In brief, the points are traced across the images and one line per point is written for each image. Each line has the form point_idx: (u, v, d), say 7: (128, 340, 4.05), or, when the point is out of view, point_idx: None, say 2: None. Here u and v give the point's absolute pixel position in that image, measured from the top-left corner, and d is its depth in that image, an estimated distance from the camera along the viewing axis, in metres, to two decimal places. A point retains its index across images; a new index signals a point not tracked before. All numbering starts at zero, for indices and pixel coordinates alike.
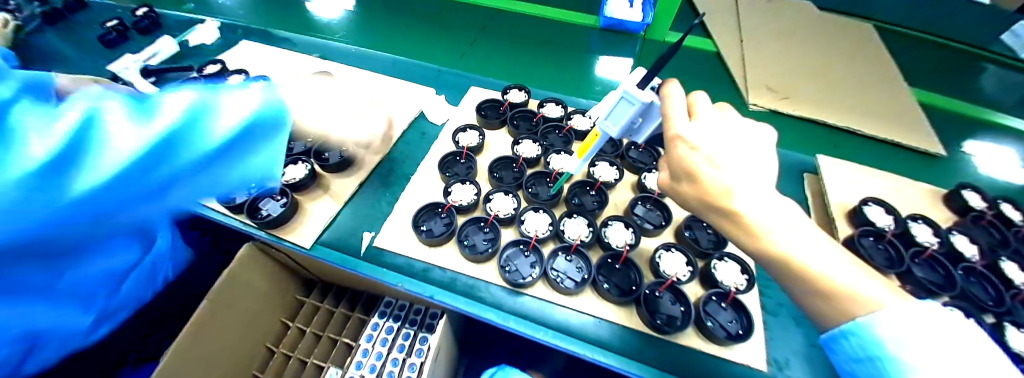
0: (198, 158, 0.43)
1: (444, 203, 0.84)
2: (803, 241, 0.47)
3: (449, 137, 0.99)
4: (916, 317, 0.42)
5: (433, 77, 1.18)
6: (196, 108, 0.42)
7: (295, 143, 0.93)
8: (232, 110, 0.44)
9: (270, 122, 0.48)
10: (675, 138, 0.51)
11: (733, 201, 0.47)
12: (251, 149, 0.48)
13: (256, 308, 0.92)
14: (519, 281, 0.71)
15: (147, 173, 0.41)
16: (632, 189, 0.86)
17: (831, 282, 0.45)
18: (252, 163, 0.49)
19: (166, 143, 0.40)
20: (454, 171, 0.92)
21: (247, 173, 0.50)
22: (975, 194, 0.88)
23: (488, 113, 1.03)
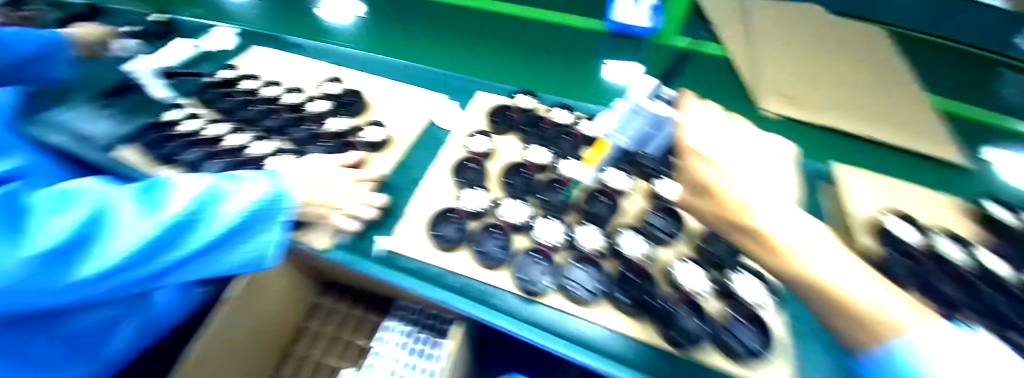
0: (193, 243, 0.58)
1: (457, 208, 0.84)
2: (825, 253, 0.46)
3: (461, 142, 0.99)
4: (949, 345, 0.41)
5: (444, 83, 1.19)
6: (197, 197, 0.59)
7: (313, 147, 0.98)
8: (239, 198, 0.62)
9: (263, 210, 0.65)
10: (690, 153, 0.52)
11: (757, 219, 0.46)
12: (252, 231, 0.65)
13: (272, 312, 0.93)
14: (532, 289, 0.71)
15: (158, 245, 0.55)
16: (646, 197, 0.86)
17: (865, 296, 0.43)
18: (244, 249, 0.65)
19: (170, 224, 0.55)
20: (465, 176, 0.90)
21: (238, 259, 0.65)
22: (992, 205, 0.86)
23: (498, 118, 1.03)
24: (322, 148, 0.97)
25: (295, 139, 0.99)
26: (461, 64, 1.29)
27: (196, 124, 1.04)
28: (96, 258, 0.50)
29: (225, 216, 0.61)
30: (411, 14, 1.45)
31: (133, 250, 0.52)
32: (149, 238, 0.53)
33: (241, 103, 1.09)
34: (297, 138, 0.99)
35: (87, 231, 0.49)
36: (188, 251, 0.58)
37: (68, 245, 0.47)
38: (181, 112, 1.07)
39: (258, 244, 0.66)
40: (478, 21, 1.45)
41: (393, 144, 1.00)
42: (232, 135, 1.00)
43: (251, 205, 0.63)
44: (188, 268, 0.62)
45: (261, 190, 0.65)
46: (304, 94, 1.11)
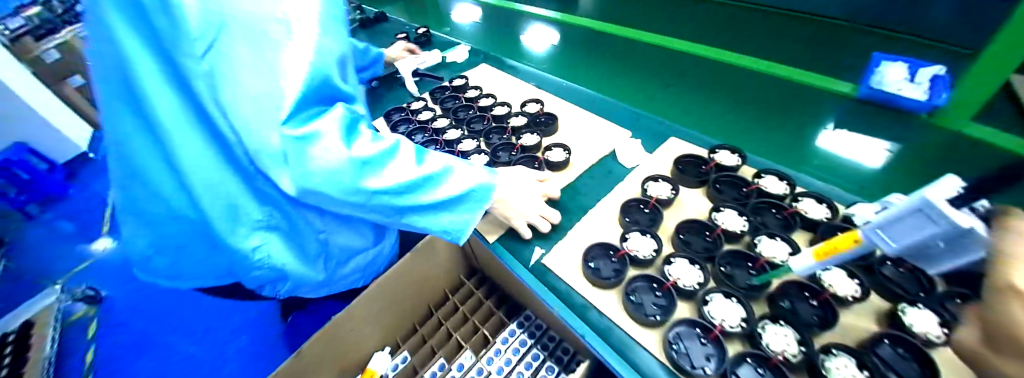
0: (419, 203, 0.71)
1: (619, 247, 0.80)
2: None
3: (638, 182, 0.95)
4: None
5: (631, 121, 1.16)
6: (434, 173, 0.70)
7: (503, 155, 1.10)
8: (463, 181, 0.74)
9: (476, 196, 0.75)
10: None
11: None
12: (457, 210, 0.76)
13: (429, 277, 1.12)
14: (688, 368, 0.60)
15: (397, 192, 0.67)
16: (878, 318, 0.63)
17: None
18: (443, 220, 0.76)
19: (412, 181, 0.67)
20: (634, 218, 0.87)
21: (435, 226, 0.77)
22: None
23: (685, 168, 0.94)
24: (509, 156, 1.10)
25: (492, 144, 1.14)
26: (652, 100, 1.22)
27: (429, 115, 1.31)
28: (354, 185, 0.62)
29: (446, 191, 0.72)
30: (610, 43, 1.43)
31: (381, 190, 0.65)
32: (395, 187, 0.66)
33: (460, 107, 1.33)
34: (494, 144, 1.14)
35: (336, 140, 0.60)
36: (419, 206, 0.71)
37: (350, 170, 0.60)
38: (419, 104, 1.36)
39: (457, 222, 0.77)
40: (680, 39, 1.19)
41: (571, 168, 1.04)
42: (449, 130, 1.22)
43: (462, 192, 0.74)
44: (406, 220, 0.74)
45: (475, 183, 0.75)
46: (508, 108, 1.26)
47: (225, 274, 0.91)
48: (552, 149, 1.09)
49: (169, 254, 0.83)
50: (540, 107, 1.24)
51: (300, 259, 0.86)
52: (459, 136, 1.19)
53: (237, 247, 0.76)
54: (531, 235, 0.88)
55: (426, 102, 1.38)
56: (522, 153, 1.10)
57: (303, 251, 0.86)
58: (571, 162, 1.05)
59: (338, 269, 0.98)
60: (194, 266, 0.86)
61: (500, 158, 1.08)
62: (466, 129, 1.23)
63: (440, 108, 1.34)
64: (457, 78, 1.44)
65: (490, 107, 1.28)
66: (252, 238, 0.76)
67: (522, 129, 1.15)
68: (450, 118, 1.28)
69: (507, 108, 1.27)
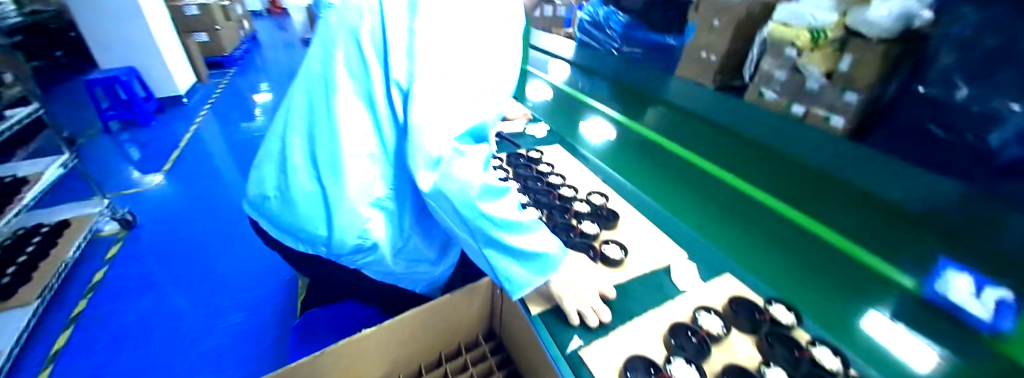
0: (505, 242, 0.86)
1: (661, 369, 0.83)
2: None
3: (687, 308, 0.97)
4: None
5: (690, 242, 1.13)
6: (527, 224, 0.88)
7: (562, 234, 1.17)
8: (542, 241, 0.90)
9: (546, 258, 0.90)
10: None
11: None
12: (527, 266, 0.90)
13: (456, 322, 1.15)
14: None
15: (495, 225, 0.84)
16: None
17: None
18: (512, 270, 0.90)
19: (509, 222, 0.84)
20: (680, 343, 0.87)
21: (504, 274, 0.90)
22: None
23: (738, 310, 0.94)
24: (566, 236, 1.16)
25: (554, 221, 1.22)
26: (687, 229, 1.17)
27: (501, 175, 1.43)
28: (473, 205, 0.81)
29: (528, 243, 0.88)
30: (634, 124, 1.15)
31: (487, 218, 0.82)
32: (498, 221, 0.83)
33: (531, 175, 1.42)
34: (557, 222, 1.21)
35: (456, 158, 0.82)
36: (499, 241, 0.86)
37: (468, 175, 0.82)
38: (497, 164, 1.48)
39: (523, 278, 0.90)
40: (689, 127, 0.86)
41: (624, 270, 1.07)
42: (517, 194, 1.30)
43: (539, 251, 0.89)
44: (489, 254, 0.89)
45: (548, 249, 0.90)
46: (575, 191, 1.34)
47: (312, 241, 1.09)
48: (609, 243, 1.14)
49: (291, 212, 1.05)
50: (604, 199, 1.31)
51: (386, 246, 1.06)
52: (526, 203, 1.27)
53: (350, 218, 0.96)
54: (578, 323, 0.92)
55: (502, 164, 1.50)
56: (579, 237, 1.16)
57: (393, 236, 1.06)
58: (625, 262, 1.09)
59: (402, 267, 1.16)
60: (301, 227, 1.07)
61: (561, 237, 1.15)
62: (531, 198, 1.32)
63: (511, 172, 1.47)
64: (533, 150, 1.58)
65: (559, 185, 1.37)
66: (364, 215, 0.97)
67: (584, 215, 1.22)
68: (520, 184, 1.37)
69: (575, 191, 1.35)
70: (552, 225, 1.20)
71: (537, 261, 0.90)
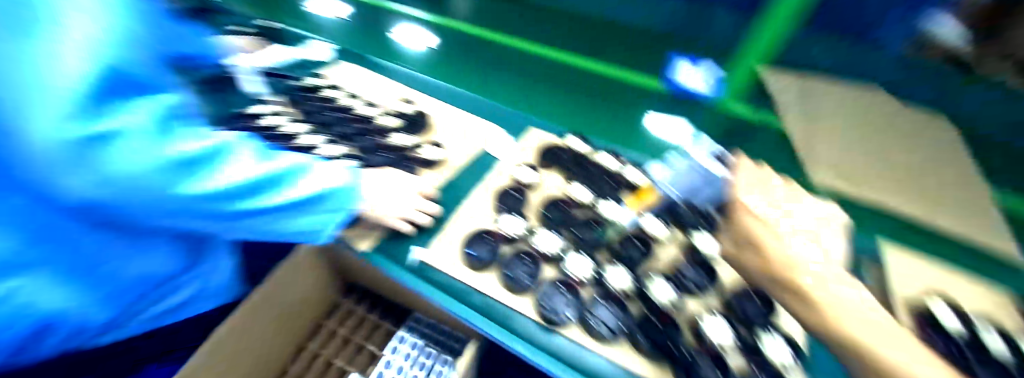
0: (249, 209, 0.58)
1: (494, 230, 0.85)
2: (805, 238, 0.49)
3: (507, 170, 1.00)
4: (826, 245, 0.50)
5: (493, 114, 1.21)
6: (281, 169, 0.61)
7: (372, 156, 1.03)
8: (316, 177, 0.66)
9: (331, 197, 0.69)
10: (740, 207, 0.52)
11: (797, 273, 0.46)
12: (294, 214, 0.65)
13: (298, 302, 1.01)
14: (555, 318, 0.71)
15: (235, 195, 0.55)
16: (679, 247, 0.84)
17: (780, 249, 0.47)
18: (294, 223, 0.66)
19: (282, 202, 0.61)
20: (506, 203, 0.92)
21: (289, 230, 0.67)
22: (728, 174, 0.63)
23: (546, 154, 1.04)
24: (376, 156, 1.03)
25: (359, 145, 1.06)
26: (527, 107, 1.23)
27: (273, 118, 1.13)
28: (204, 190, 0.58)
29: (298, 190, 0.63)
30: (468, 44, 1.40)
31: (241, 186, 0.54)
32: (228, 186, 0.53)
33: (316, 107, 1.18)
34: (364, 147, 1.05)
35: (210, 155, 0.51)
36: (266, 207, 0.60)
37: (201, 159, 0.49)
38: (262, 105, 1.16)
39: (322, 221, 0.69)
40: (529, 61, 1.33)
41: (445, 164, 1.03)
42: (304, 134, 1.07)
43: (318, 191, 0.66)
44: (238, 225, 0.60)
45: (338, 181, 0.69)
46: (375, 107, 1.20)
47: None
48: (424, 146, 1.07)
49: None
50: (409, 104, 1.21)
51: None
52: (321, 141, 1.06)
53: None
54: (408, 229, 0.84)
55: (269, 102, 1.18)
56: (392, 152, 1.04)
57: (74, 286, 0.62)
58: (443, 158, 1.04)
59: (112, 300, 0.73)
60: None
61: (370, 161, 1.01)
62: (325, 130, 1.11)
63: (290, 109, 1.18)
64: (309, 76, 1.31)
65: (354, 106, 1.19)
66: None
67: (389, 129, 1.10)
68: (304, 120, 1.13)
69: (374, 107, 1.20)
70: (360, 154, 1.03)
71: (335, 209, 0.71)
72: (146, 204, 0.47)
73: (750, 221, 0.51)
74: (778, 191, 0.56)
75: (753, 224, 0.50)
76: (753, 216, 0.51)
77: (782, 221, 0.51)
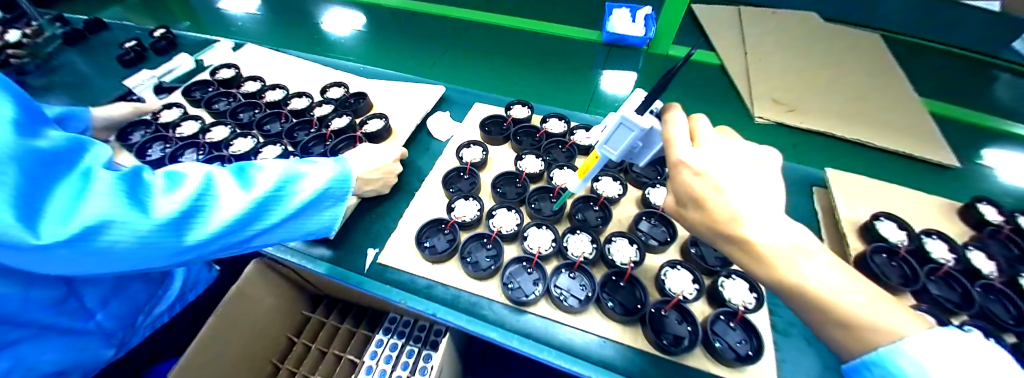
0: (267, 223, 0.63)
1: (448, 218, 0.81)
2: (746, 182, 0.46)
3: (453, 152, 0.95)
4: (765, 183, 0.47)
5: None
6: (279, 180, 0.63)
7: (316, 147, 0.97)
8: (313, 178, 0.67)
9: (329, 193, 0.69)
10: (678, 163, 0.47)
11: (742, 226, 0.44)
12: (314, 214, 0.69)
13: (262, 324, 0.94)
14: (522, 299, 0.70)
15: (245, 223, 0.60)
16: (637, 204, 0.85)
17: (723, 204, 0.45)
18: (309, 223, 0.69)
19: (263, 198, 0.61)
20: (457, 187, 0.88)
21: (303, 233, 0.70)
22: (659, 118, 0.51)
23: (491, 129, 1.00)
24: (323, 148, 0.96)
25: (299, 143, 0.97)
26: (473, 79, 1.33)
27: (195, 126, 1.03)
28: (204, 226, 0.56)
29: (304, 194, 0.65)
30: (406, 33, 1.47)
31: (232, 220, 0.58)
32: (234, 217, 0.58)
33: (240, 107, 1.08)
34: (303, 140, 0.96)
35: (197, 203, 0.56)
36: (268, 223, 0.63)
37: (187, 211, 0.55)
38: (177, 113, 1.07)
39: (328, 217, 0.72)
40: (467, 44, 1.43)
41: (396, 137, 0.97)
42: (237, 140, 0.98)
43: (317, 191, 0.67)
44: (270, 235, 0.65)
45: (326, 178, 0.68)
46: (307, 98, 1.10)
47: None
48: (371, 119, 1.01)
49: None
50: (344, 90, 1.12)
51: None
52: (256, 145, 0.96)
53: None
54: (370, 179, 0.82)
55: (184, 109, 1.09)
56: (337, 139, 0.96)
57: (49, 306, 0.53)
58: (391, 129, 0.98)
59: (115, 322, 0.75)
60: None
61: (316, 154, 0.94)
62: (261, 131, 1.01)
63: (210, 113, 1.07)
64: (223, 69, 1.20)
65: (286, 99, 1.10)
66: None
67: (328, 115, 1.01)
68: (231, 123, 1.03)
69: (307, 99, 1.10)
70: (297, 150, 0.95)
71: (340, 202, 0.72)
72: (164, 255, 0.55)
73: (688, 178, 0.46)
74: (708, 134, 0.50)
75: (691, 182, 0.46)
76: (692, 171, 0.46)
77: (722, 168, 0.46)
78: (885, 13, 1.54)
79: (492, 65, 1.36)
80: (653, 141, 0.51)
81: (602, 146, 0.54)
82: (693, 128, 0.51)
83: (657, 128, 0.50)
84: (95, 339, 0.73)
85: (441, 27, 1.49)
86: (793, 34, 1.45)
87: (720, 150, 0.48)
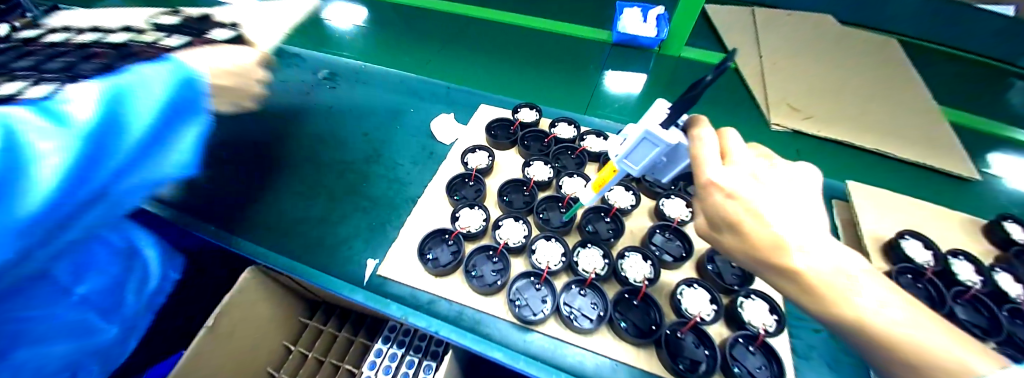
0: (111, 164, 0.61)
1: (451, 228, 0.76)
2: (788, 210, 0.41)
3: (458, 157, 0.91)
4: (805, 206, 0.42)
5: (442, 95, 1.08)
6: (65, 112, 0.56)
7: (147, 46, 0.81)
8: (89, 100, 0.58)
9: (123, 113, 0.61)
10: (708, 184, 0.42)
11: (786, 255, 0.40)
12: (162, 146, 0.70)
13: (258, 332, 0.90)
14: (529, 317, 0.66)
15: (85, 173, 0.57)
16: (650, 215, 0.82)
17: (762, 230, 0.40)
18: (153, 150, 0.68)
19: (89, 138, 0.57)
20: (462, 194, 0.84)
21: (169, 168, 0.72)
22: (686, 133, 0.46)
23: (497, 133, 0.96)
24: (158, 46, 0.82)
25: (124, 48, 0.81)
26: (479, 80, 1.28)
27: None
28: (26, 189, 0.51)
29: (89, 119, 0.57)
30: (414, 31, 1.41)
31: (51, 179, 0.54)
32: (54, 172, 0.54)
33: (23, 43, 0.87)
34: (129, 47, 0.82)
35: None
36: (118, 163, 0.62)
37: None
38: None
39: (153, 135, 0.66)
40: (474, 43, 1.37)
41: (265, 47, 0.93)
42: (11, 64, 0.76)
43: (108, 107, 0.60)
44: (125, 181, 0.66)
45: (110, 87, 0.61)
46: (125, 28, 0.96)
47: None
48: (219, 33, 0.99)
49: None
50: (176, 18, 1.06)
51: None
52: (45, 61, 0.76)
53: None
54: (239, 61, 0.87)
55: None
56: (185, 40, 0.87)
57: None
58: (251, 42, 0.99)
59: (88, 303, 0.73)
60: None
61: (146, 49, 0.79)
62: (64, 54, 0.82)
63: None
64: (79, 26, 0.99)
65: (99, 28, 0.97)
66: None
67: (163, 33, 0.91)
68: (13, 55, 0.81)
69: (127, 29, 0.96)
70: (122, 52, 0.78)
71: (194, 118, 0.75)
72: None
73: (720, 200, 0.42)
74: (742, 155, 0.45)
75: (724, 204, 0.42)
76: (724, 193, 0.42)
77: (758, 192, 0.41)
78: (902, 18, 1.50)
79: (497, 65, 1.31)
80: (680, 157, 0.47)
81: (622, 160, 0.49)
82: (725, 148, 0.45)
83: (684, 143, 0.45)
84: (88, 321, 0.73)
85: (449, 25, 1.43)
86: (804, 34, 1.41)
87: (756, 170, 0.43)
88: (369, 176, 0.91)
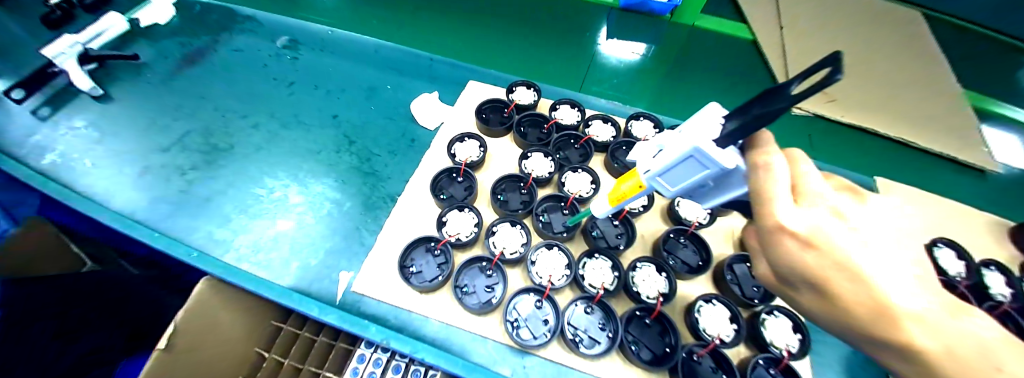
0: None
1: (439, 236, 0.66)
2: (888, 259, 0.32)
3: (445, 146, 0.79)
4: (898, 249, 0.34)
5: (423, 69, 0.94)
6: None
7: None
8: None
9: None
10: (776, 229, 0.34)
11: (894, 325, 0.31)
12: None
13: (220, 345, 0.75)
14: (529, 342, 0.58)
15: None
16: (663, 216, 0.73)
17: (856, 291, 0.32)
18: None
19: None
20: (449, 192, 0.73)
21: None
22: (743, 155, 0.37)
23: (490, 117, 0.83)
24: None
25: None
26: (462, 48, 1.10)
27: None
28: None
29: None
30: None
31: None
32: None
33: None
34: None
35: None
36: None
37: None
38: None
39: None
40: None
41: None
42: None
43: None
44: None
45: None
46: None
47: None
48: None
49: None
50: None
51: None
52: None
53: None
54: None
55: None
56: None
57: None
58: None
59: None
60: None
61: None
62: None
63: None
64: None
65: None
66: None
67: None
68: None
69: None
70: None
71: None
72: None
73: (794, 251, 0.34)
74: (821, 186, 0.35)
75: (799, 255, 0.34)
76: (799, 241, 0.33)
77: (846, 237, 0.32)
78: None
79: (481, 29, 1.11)
80: (731, 183, 0.38)
81: (655, 178, 0.41)
82: (797, 177, 0.36)
83: (740, 167, 0.36)
84: None
85: None
86: None
87: (838, 206, 0.34)
88: (340, 171, 0.79)
